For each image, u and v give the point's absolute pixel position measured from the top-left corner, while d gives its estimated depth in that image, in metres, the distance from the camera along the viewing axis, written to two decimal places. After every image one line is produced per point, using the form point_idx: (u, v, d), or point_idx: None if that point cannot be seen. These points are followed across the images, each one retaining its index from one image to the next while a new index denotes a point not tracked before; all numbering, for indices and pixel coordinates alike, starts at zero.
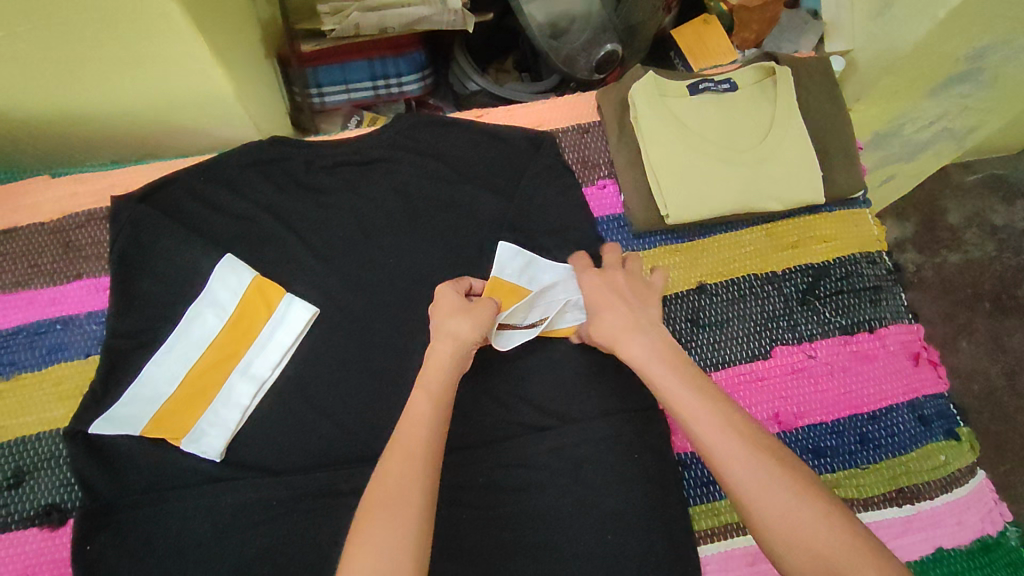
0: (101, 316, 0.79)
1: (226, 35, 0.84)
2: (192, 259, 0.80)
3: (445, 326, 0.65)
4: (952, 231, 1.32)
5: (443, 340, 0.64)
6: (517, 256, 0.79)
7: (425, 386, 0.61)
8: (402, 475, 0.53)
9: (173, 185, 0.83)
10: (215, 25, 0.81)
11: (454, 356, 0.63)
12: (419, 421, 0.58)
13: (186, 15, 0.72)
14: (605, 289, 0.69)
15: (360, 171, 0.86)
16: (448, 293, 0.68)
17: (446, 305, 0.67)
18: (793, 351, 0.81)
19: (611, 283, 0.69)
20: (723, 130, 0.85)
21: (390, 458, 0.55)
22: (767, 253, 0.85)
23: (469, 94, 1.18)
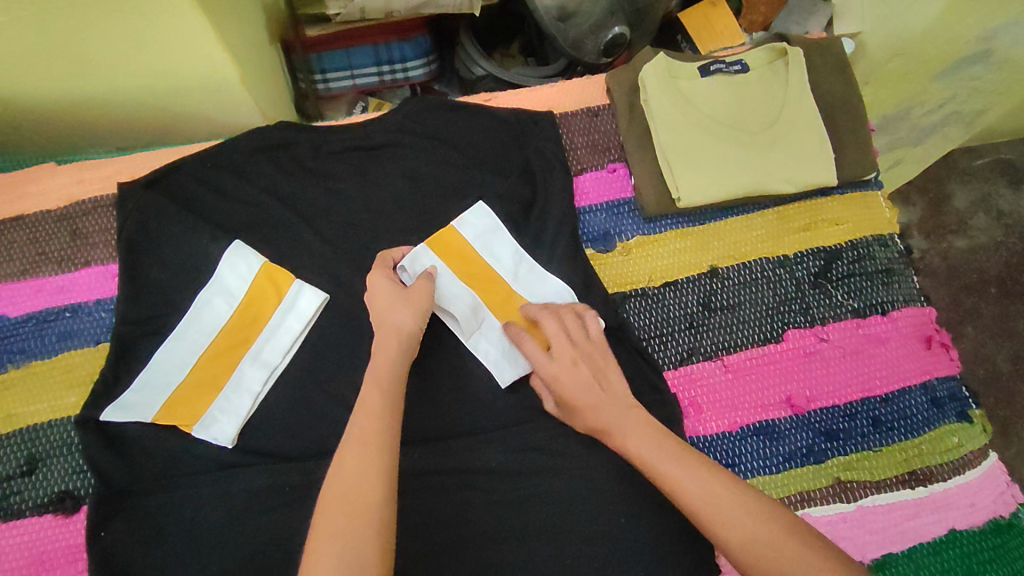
0: (110, 304, 0.79)
1: (230, 19, 0.83)
2: (201, 246, 0.79)
3: (384, 319, 0.65)
4: (959, 215, 1.31)
5: (387, 332, 0.64)
6: (484, 220, 0.82)
7: (375, 377, 0.60)
8: (363, 462, 0.54)
9: (180, 172, 0.83)
10: (220, 8, 0.80)
11: (395, 346, 0.62)
12: (375, 408, 0.58)
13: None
14: (570, 385, 0.62)
15: (368, 157, 0.85)
16: (382, 288, 0.67)
17: (384, 302, 0.66)
18: (805, 335, 0.80)
19: (568, 373, 0.62)
20: (735, 113, 0.84)
21: (349, 446, 0.55)
22: (778, 236, 0.85)
23: (475, 79, 1.19)
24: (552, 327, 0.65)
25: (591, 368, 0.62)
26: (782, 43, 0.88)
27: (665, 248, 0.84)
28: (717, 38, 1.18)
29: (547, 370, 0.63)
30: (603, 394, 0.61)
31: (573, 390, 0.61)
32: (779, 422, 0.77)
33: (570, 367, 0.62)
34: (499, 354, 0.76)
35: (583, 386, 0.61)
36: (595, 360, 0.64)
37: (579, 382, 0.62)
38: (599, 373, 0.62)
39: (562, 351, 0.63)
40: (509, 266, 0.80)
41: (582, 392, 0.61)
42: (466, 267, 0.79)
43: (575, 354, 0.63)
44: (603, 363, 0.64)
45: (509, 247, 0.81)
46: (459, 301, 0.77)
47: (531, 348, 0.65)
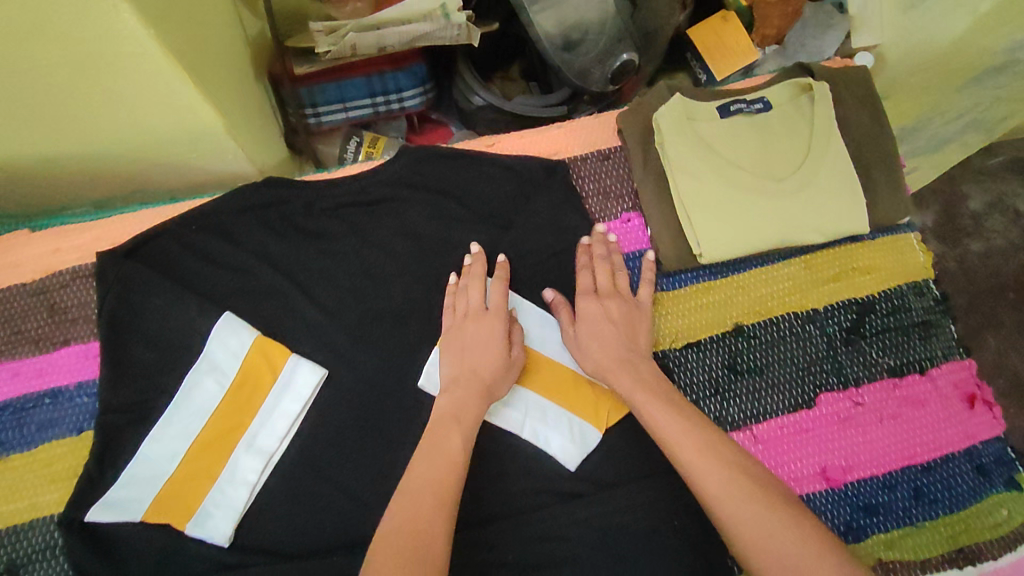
0: (92, 386, 0.73)
1: (205, 60, 0.77)
2: (189, 319, 0.74)
3: (464, 361, 0.68)
4: (974, 219, 1.24)
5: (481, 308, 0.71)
6: None
7: (462, 425, 0.63)
8: (425, 512, 0.55)
9: (162, 237, 0.77)
10: (194, 50, 0.74)
11: (477, 392, 0.66)
12: (447, 455, 0.60)
13: (154, 33, 0.65)
14: (594, 314, 0.71)
15: (363, 215, 0.79)
16: (470, 326, 0.70)
17: (464, 345, 0.69)
18: (838, 399, 0.75)
19: (600, 308, 0.72)
20: (758, 157, 0.78)
21: (413, 493, 0.57)
22: (805, 288, 0.79)
23: (475, 109, 1.09)
24: (600, 273, 0.74)
25: (620, 308, 0.72)
26: (806, 76, 0.81)
27: (687, 305, 0.78)
28: (731, 56, 1.13)
29: (583, 299, 0.72)
30: (623, 335, 0.71)
31: (596, 318, 0.71)
32: (814, 498, 0.72)
33: (602, 303, 0.72)
34: (565, 437, 0.72)
35: (610, 323, 0.71)
36: (627, 305, 0.73)
37: (608, 319, 0.71)
38: (623, 315, 0.72)
39: (601, 291, 0.73)
40: (537, 336, 0.75)
41: (601, 326, 0.71)
42: None
43: (613, 295, 0.73)
44: (636, 312, 0.73)
45: (532, 317, 0.76)
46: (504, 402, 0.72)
47: (584, 280, 0.74)
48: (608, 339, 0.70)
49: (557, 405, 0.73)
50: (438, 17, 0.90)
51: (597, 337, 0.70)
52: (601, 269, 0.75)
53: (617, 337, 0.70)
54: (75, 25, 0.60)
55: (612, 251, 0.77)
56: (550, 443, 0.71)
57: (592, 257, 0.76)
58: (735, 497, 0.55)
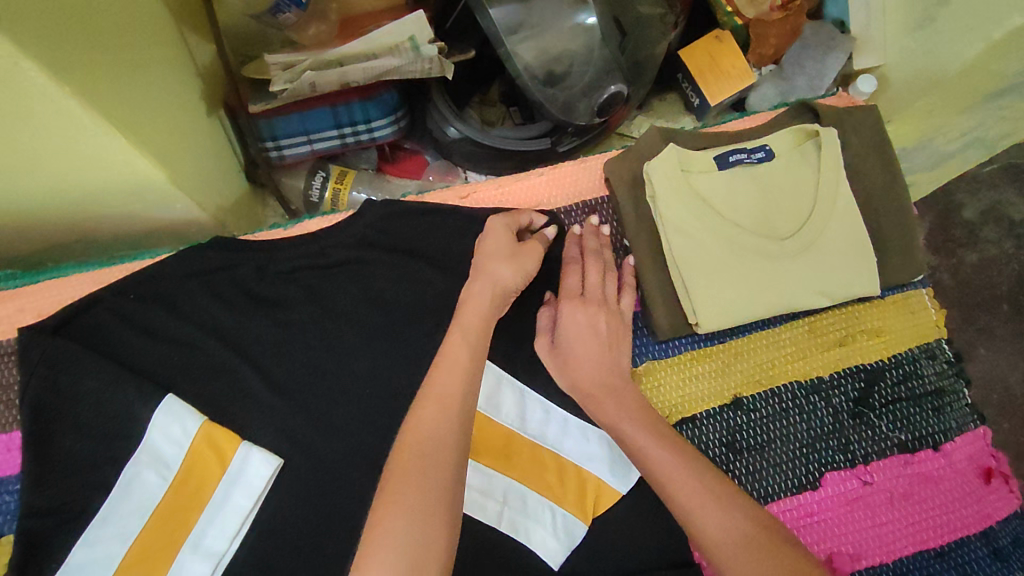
0: (16, 483, 0.66)
1: (134, 102, 0.68)
2: (126, 403, 0.66)
3: (484, 264, 0.63)
4: (968, 228, 1.13)
5: (484, 279, 0.62)
6: None
7: (464, 328, 0.58)
8: (443, 425, 0.51)
9: (96, 308, 0.69)
10: (117, 93, 0.65)
11: (494, 293, 0.61)
12: (459, 364, 0.55)
13: (70, 91, 0.57)
14: (580, 325, 0.64)
15: (324, 276, 0.72)
16: (499, 229, 0.66)
17: (489, 249, 0.65)
18: (846, 478, 0.69)
19: (587, 316, 0.65)
20: (759, 212, 0.71)
21: (429, 399, 0.53)
22: (810, 355, 0.72)
23: (450, 141, 1.01)
24: (590, 274, 0.67)
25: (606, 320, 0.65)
26: (811, 121, 0.75)
27: (681, 375, 0.71)
28: (725, 80, 1.06)
29: (568, 304, 0.65)
30: (609, 350, 0.64)
31: (582, 331, 0.64)
32: None
33: (589, 312, 0.65)
34: (546, 530, 0.65)
35: (595, 335, 0.65)
36: (614, 316, 0.66)
37: (593, 330, 0.65)
38: (610, 329, 0.65)
39: (589, 297, 0.66)
40: (516, 415, 0.67)
41: (586, 336, 0.64)
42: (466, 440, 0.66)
43: (600, 302, 0.66)
44: (619, 325, 0.66)
45: (511, 392, 0.68)
46: (478, 493, 0.65)
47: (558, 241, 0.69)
48: (594, 357, 0.64)
49: (539, 493, 0.66)
50: (406, 50, 0.83)
51: (580, 351, 0.64)
52: (591, 269, 0.67)
53: (599, 352, 0.64)
54: None
55: (602, 247, 0.71)
56: (529, 538, 0.65)
57: (583, 250, 0.70)
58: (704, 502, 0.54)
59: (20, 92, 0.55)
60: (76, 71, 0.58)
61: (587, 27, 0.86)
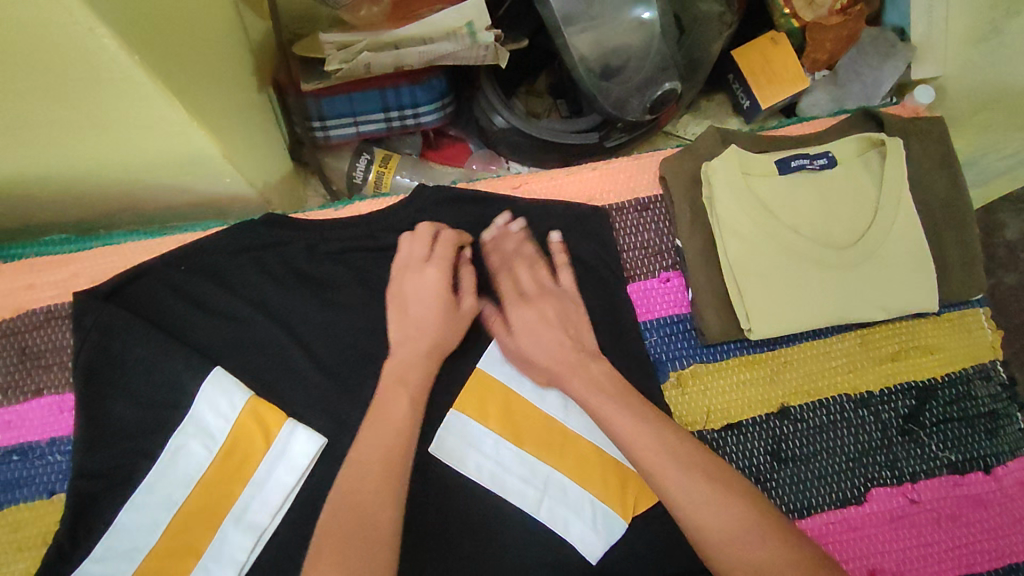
0: (65, 444, 0.67)
1: (194, 72, 0.69)
2: (175, 373, 0.67)
3: (422, 328, 0.65)
4: (1013, 248, 1.09)
5: (419, 343, 0.65)
6: (516, 353, 0.68)
7: (409, 389, 0.61)
8: (382, 488, 0.54)
9: (147, 277, 0.70)
10: (180, 63, 0.65)
11: (432, 360, 0.64)
12: (393, 429, 0.58)
13: (141, 61, 0.57)
14: (527, 320, 0.66)
15: (372, 259, 0.72)
16: (433, 286, 0.67)
17: (425, 307, 0.66)
18: (892, 495, 0.68)
19: (532, 311, 0.67)
20: (818, 221, 0.70)
21: (369, 462, 0.55)
22: (860, 367, 0.71)
23: (496, 130, 1.00)
24: (522, 274, 0.69)
25: (553, 306, 0.67)
26: (874, 131, 0.73)
27: (728, 380, 0.70)
28: (778, 83, 1.04)
29: (513, 304, 0.68)
30: (565, 336, 0.66)
31: (534, 322, 0.66)
32: None
33: (533, 306, 0.67)
34: (586, 523, 0.65)
35: (547, 325, 0.66)
36: (561, 302, 0.68)
37: (544, 320, 0.67)
38: (561, 316, 0.67)
39: (529, 294, 0.68)
40: (559, 405, 0.68)
41: (539, 329, 0.66)
42: (509, 423, 0.67)
43: (534, 295, 0.68)
44: (569, 309, 0.68)
45: (555, 381, 0.68)
46: (517, 480, 0.65)
47: (507, 288, 0.69)
48: (550, 346, 0.65)
49: (580, 485, 0.66)
50: (462, 36, 0.82)
51: (538, 342, 0.66)
52: (522, 274, 0.69)
53: (558, 340, 0.66)
54: (49, 48, 0.53)
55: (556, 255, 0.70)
56: (568, 528, 0.64)
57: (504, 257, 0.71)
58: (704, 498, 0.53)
59: (95, 61, 0.56)
60: (148, 41, 0.59)
61: (643, 22, 0.84)
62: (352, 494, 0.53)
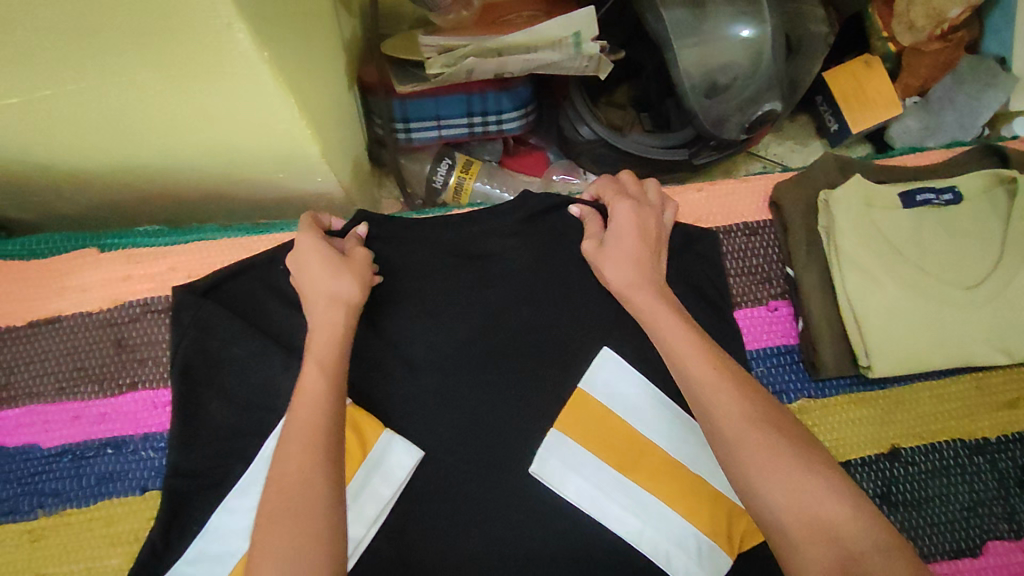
0: (158, 440, 0.66)
1: (306, 71, 0.68)
2: (273, 376, 0.66)
3: (319, 291, 0.60)
4: None
5: (323, 308, 0.59)
6: (617, 376, 0.68)
7: (317, 354, 0.57)
8: (312, 473, 0.49)
9: (245, 275, 0.69)
10: (296, 60, 0.65)
11: (340, 316, 0.59)
12: (314, 399, 0.53)
13: (268, 57, 0.57)
14: (628, 220, 0.65)
15: (472, 269, 0.71)
16: (312, 247, 0.62)
17: (316, 269, 0.61)
18: (1011, 550, 0.65)
19: (637, 215, 0.66)
20: (942, 256, 0.67)
21: (292, 441, 0.51)
22: (976, 412, 0.68)
23: (581, 141, 0.98)
24: (631, 184, 0.70)
25: (652, 219, 0.66)
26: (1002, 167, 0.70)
27: (837, 416, 0.68)
28: (870, 108, 1.01)
29: (618, 201, 0.67)
30: (652, 248, 0.65)
31: (626, 226, 0.65)
32: None
33: (635, 209, 0.66)
34: (691, 557, 0.62)
35: (640, 233, 0.65)
36: (654, 217, 0.67)
37: (641, 228, 0.65)
38: (654, 231, 0.66)
39: (634, 198, 0.68)
40: (661, 433, 0.66)
41: (631, 233, 0.65)
42: (610, 446, 0.66)
43: (641, 201, 0.68)
44: (660, 228, 0.67)
45: (658, 407, 0.67)
46: (618, 507, 0.64)
47: (613, 189, 0.69)
48: (635, 252, 0.64)
49: (684, 518, 0.64)
50: (567, 45, 0.80)
51: (620, 245, 0.64)
52: (631, 181, 0.70)
53: (641, 250, 0.64)
54: (187, 39, 0.52)
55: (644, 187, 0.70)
56: (670, 562, 0.62)
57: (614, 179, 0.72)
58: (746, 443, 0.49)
59: (225, 55, 0.55)
60: (276, 37, 0.58)
61: (743, 39, 0.82)
62: (283, 481, 0.49)
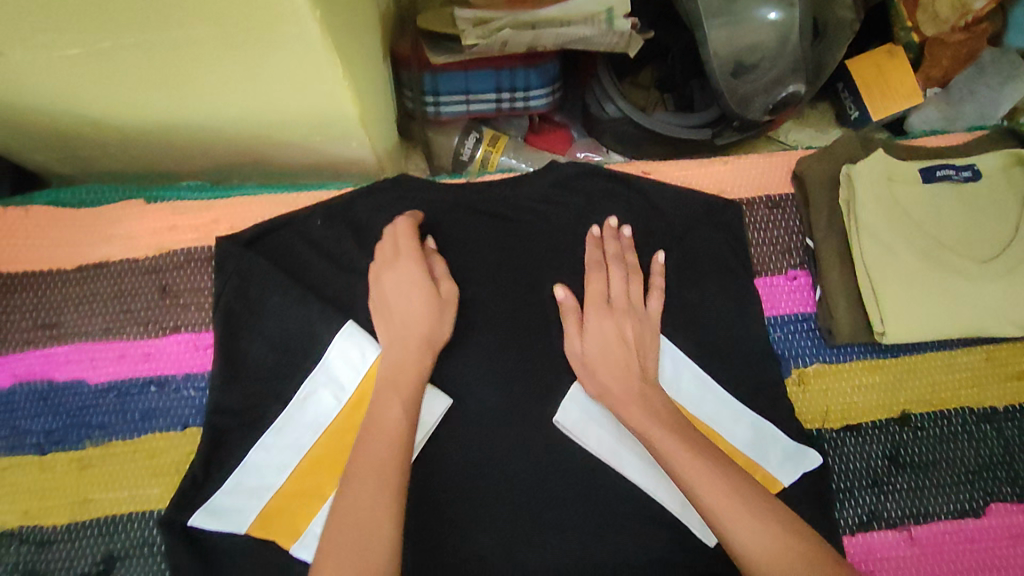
0: (200, 380, 0.69)
1: (351, 37, 0.70)
2: (310, 323, 0.69)
3: (411, 329, 0.64)
4: None
5: (406, 347, 0.63)
6: None
7: (399, 391, 0.61)
8: (377, 497, 0.52)
9: (287, 229, 0.72)
10: (343, 25, 0.67)
11: (424, 358, 0.63)
12: (388, 433, 0.57)
13: (321, 18, 0.59)
14: (604, 333, 0.66)
15: (503, 230, 0.74)
16: (411, 281, 0.66)
17: (412, 304, 0.65)
18: (1012, 512, 0.67)
19: (613, 323, 0.66)
20: (958, 231, 0.69)
21: (360, 472, 0.54)
22: (985, 382, 0.71)
23: (607, 119, 1.01)
24: (616, 280, 0.68)
25: (632, 326, 0.66)
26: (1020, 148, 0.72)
27: (850, 381, 0.71)
28: (890, 97, 1.02)
29: (598, 313, 0.67)
30: (633, 352, 0.65)
31: (607, 336, 0.66)
32: None
33: (614, 319, 0.67)
34: None
35: (621, 344, 0.65)
36: (638, 323, 0.67)
37: (619, 337, 0.66)
38: (637, 336, 0.66)
39: (615, 305, 0.67)
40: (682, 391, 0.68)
41: (610, 348, 0.65)
42: None
43: (619, 309, 0.67)
44: (646, 330, 0.67)
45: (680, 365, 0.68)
46: (637, 457, 0.67)
47: (596, 286, 0.68)
48: (617, 359, 0.64)
49: None
50: (600, 21, 0.83)
51: (604, 351, 0.65)
52: (616, 276, 0.69)
53: (625, 354, 0.65)
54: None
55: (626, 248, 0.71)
56: (684, 510, 0.65)
57: (605, 254, 0.70)
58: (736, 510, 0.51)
59: (283, 16, 0.57)
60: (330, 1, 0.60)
61: (771, 22, 0.84)
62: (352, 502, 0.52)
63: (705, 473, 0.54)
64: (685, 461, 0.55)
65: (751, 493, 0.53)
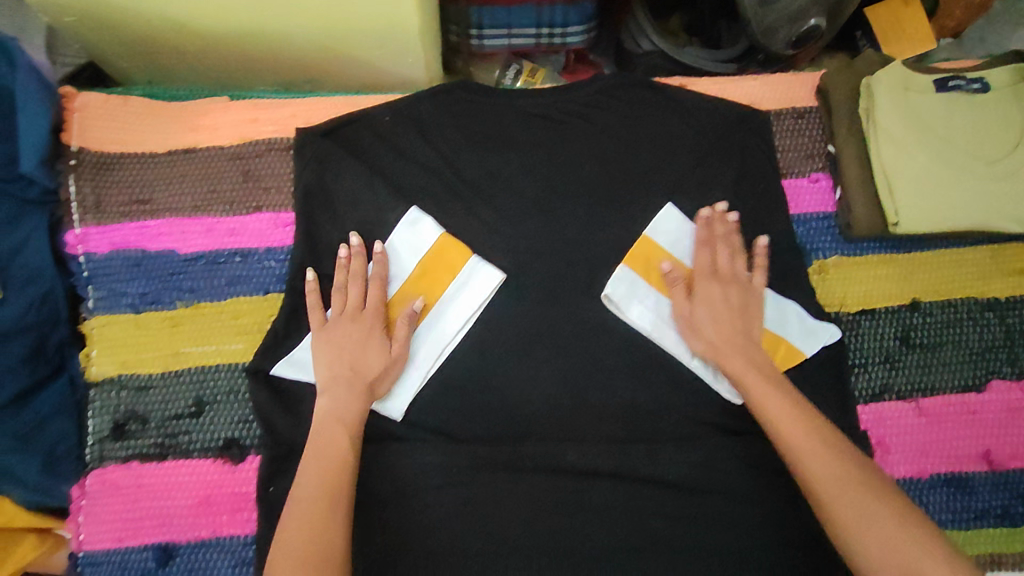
0: (281, 253, 0.76)
1: None
2: (380, 206, 0.76)
3: (357, 380, 0.66)
4: None
5: (352, 392, 0.66)
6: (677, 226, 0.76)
7: (345, 427, 0.64)
8: (332, 503, 0.59)
9: (358, 124, 0.80)
10: None
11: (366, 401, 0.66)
12: (336, 453, 0.62)
13: None
14: (715, 295, 0.71)
15: (554, 131, 0.80)
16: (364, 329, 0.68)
17: (360, 355, 0.68)
18: (1010, 388, 0.75)
19: (721, 291, 0.71)
20: (969, 136, 0.76)
21: (317, 478, 0.60)
22: (990, 276, 0.78)
23: (641, 53, 1.08)
24: (721, 255, 0.73)
25: (737, 295, 0.71)
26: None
27: (866, 272, 0.78)
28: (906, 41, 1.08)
29: (706, 278, 0.72)
30: (741, 319, 0.70)
31: (714, 302, 0.71)
32: (973, 476, 0.73)
33: (722, 286, 0.72)
34: None
35: (728, 307, 0.71)
36: (744, 291, 0.72)
37: (726, 302, 0.71)
38: (741, 301, 0.71)
39: (721, 274, 0.72)
40: None
41: (721, 312, 0.70)
42: None
43: (727, 279, 0.72)
44: (752, 298, 0.72)
45: None
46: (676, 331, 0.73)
47: (703, 258, 0.73)
48: (727, 324, 0.70)
49: None
50: None
51: (714, 319, 0.70)
52: (723, 252, 0.73)
53: (736, 322, 0.70)
54: None
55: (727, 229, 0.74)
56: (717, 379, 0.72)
57: (710, 233, 0.74)
58: (831, 466, 0.58)
59: None
60: None
61: None
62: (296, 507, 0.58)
63: (806, 444, 0.60)
64: (784, 418, 0.62)
65: (846, 452, 0.60)
